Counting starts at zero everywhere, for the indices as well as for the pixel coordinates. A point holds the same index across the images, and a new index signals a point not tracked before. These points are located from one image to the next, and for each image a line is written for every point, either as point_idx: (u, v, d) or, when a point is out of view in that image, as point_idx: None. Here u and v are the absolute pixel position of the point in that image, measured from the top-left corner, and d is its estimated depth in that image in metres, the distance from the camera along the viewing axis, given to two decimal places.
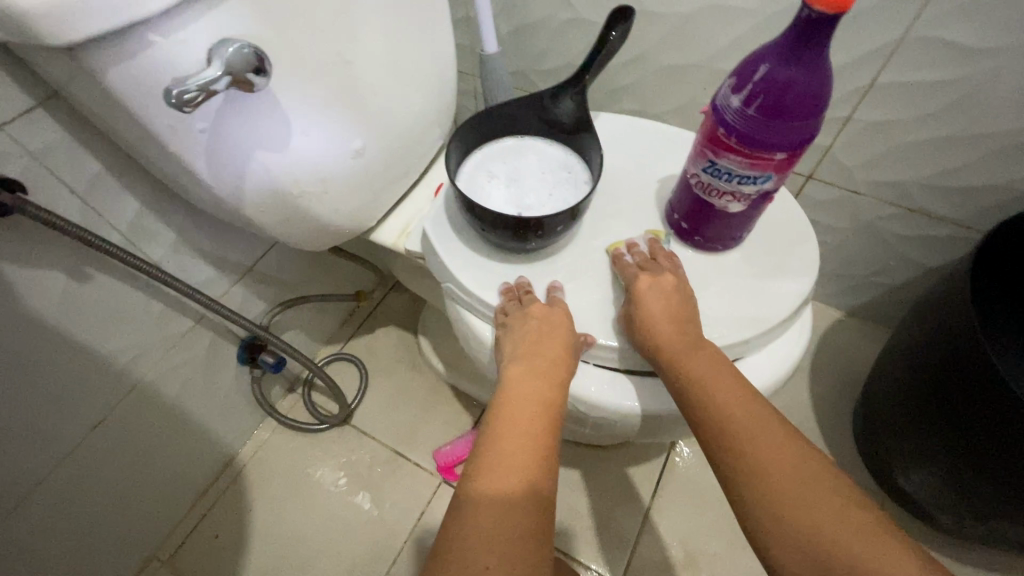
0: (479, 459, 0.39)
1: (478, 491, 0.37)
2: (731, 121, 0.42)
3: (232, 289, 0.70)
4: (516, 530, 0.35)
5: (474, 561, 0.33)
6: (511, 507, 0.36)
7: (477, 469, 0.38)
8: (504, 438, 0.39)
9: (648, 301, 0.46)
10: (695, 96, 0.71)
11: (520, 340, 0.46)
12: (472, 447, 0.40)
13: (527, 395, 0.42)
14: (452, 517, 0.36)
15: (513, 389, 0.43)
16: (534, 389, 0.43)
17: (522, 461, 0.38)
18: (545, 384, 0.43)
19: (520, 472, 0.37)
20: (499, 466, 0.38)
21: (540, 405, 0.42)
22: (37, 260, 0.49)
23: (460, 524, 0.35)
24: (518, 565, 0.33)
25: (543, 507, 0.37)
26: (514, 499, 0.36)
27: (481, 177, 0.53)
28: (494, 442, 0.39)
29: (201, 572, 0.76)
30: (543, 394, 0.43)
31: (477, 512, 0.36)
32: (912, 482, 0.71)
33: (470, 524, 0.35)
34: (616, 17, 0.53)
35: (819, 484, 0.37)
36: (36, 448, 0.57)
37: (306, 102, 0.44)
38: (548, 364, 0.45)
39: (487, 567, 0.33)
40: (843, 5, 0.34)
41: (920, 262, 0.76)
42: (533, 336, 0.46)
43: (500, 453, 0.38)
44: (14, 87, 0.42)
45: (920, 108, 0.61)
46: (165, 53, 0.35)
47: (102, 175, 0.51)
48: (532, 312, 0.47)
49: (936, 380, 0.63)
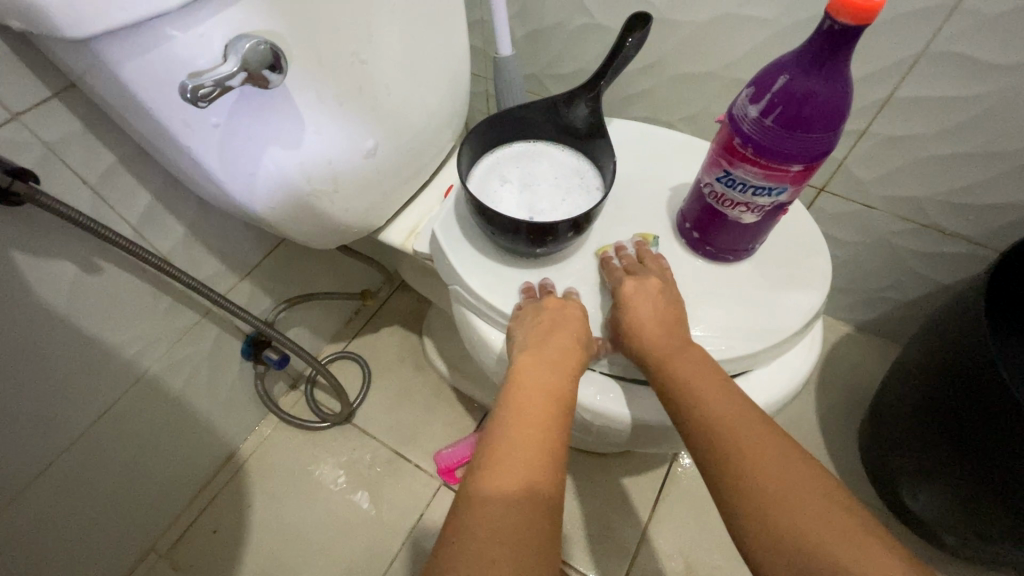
0: (486, 451, 0.38)
1: (485, 485, 0.35)
2: (748, 131, 0.41)
3: (239, 285, 0.71)
4: (522, 524, 0.34)
5: (480, 555, 0.32)
6: (519, 499, 0.35)
7: (483, 462, 0.37)
8: (511, 429, 0.39)
9: (636, 304, 0.47)
10: (709, 105, 0.70)
11: (530, 332, 0.46)
12: (480, 440, 0.39)
13: (536, 384, 0.42)
14: (456, 512, 0.35)
15: (521, 379, 0.42)
16: (545, 379, 0.42)
17: (530, 452, 0.37)
18: (556, 375, 0.43)
19: (529, 464, 0.37)
20: (507, 457, 0.37)
21: (550, 396, 0.41)
22: (47, 250, 0.49)
23: (466, 519, 0.34)
24: (525, 560, 0.32)
25: (549, 500, 0.36)
26: (522, 491, 0.35)
27: (491, 180, 0.53)
28: (501, 435, 0.38)
29: (199, 566, 0.75)
30: (553, 384, 0.42)
31: (484, 504, 0.34)
32: (917, 501, 0.70)
33: (475, 518, 0.34)
34: (633, 23, 0.52)
35: (804, 486, 0.36)
36: (40, 437, 0.57)
37: (322, 101, 0.44)
38: (559, 354, 0.44)
39: (494, 561, 0.31)
40: (867, 16, 0.33)
41: (933, 279, 0.75)
42: (544, 327, 0.46)
43: (508, 444, 0.38)
44: (33, 77, 0.42)
45: (939, 123, 0.60)
46: (182, 49, 0.35)
47: (115, 167, 0.51)
48: (545, 304, 0.48)
49: (947, 400, 0.62)
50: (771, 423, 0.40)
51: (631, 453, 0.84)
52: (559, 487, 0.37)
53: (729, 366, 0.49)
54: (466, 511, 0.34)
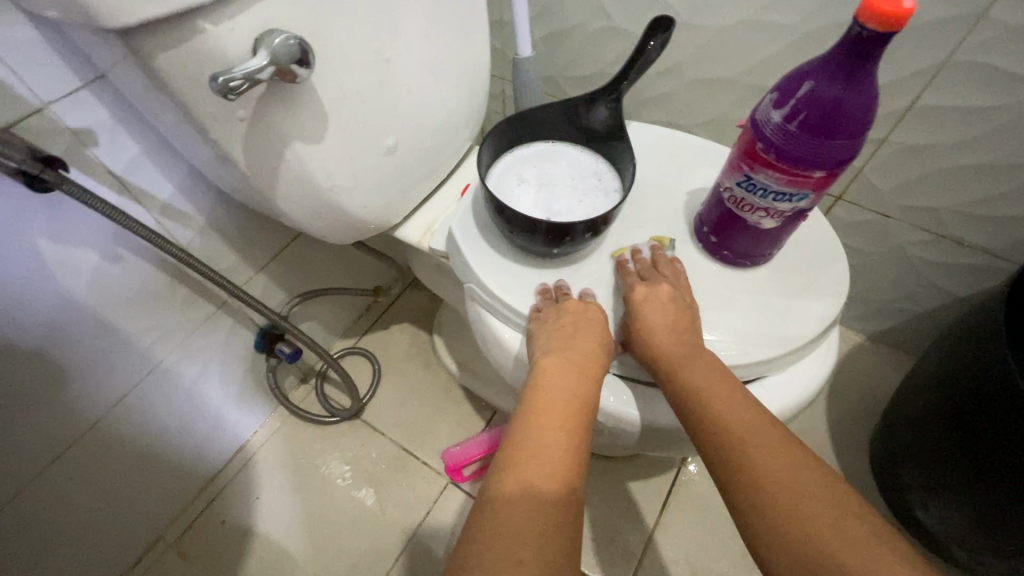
0: (509, 452, 0.38)
1: (510, 486, 0.36)
2: (770, 136, 0.41)
3: (255, 278, 0.71)
4: (548, 526, 0.34)
5: (506, 555, 0.32)
6: (544, 501, 0.35)
7: (507, 464, 0.37)
8: (534, 432, 0.39)
9: (647, 311, 0.47)
10: (727, 110, 0.70)
11: (554, 334, 0.46)
12: (502, 441, 0.40)
13: (561, 386, 0.42)
14: (479, 512, 0.35)
15: (545, 381, 0.43)
16: (568, 381, 0.42)
17: (554, 455, 0.37)
18: (580, 378, 0.43)
19: (552, 466, 0.37)
20: (530, 460, 0.37)
21: (573, 399, 0.41)
22: (71, 237, 0.50)
23: (490, 520, 0.34)
24: (551, 561, 0.32)
25: (571, 502, 0.36)
26: (547, 493, 0.35)
27: (509, 180, 0.53)
28: (524, 437, 0.39)
29: (206, 556, 0.76)
30: (576, 387, 0.42)
31: (508, 504, 0.35)
32: (929, 514, 0.69)
33: (500, 517, 0.34)
34: (655, 26, 0.52)
35: (817, 497, 0.35)
36: (57, 423, 0.57)
37: (346, 97, 0.45)
38: (582, 358, 0.44)
39: (521, 561, 0.32)
40: (897, 24, 0.33)
41: (949, 290, 0.75)
42: (568, 329, 0.46)
43: (531, 446, 0.38)
44: (65, 68, 0.43)
45: (959, 133, 0.59)
46: (213, 43, 0.36)
47: (140, 158, 0.51)
48: (567, 306, 0.48)
49: (963, 412, 0.61)
50: (784, 432, 0.39)
51: (639, 458, 0.84)
52: (583, 490, 0.37)
53: (744, 371, 0.49)
54: (489, 511, 0.35)
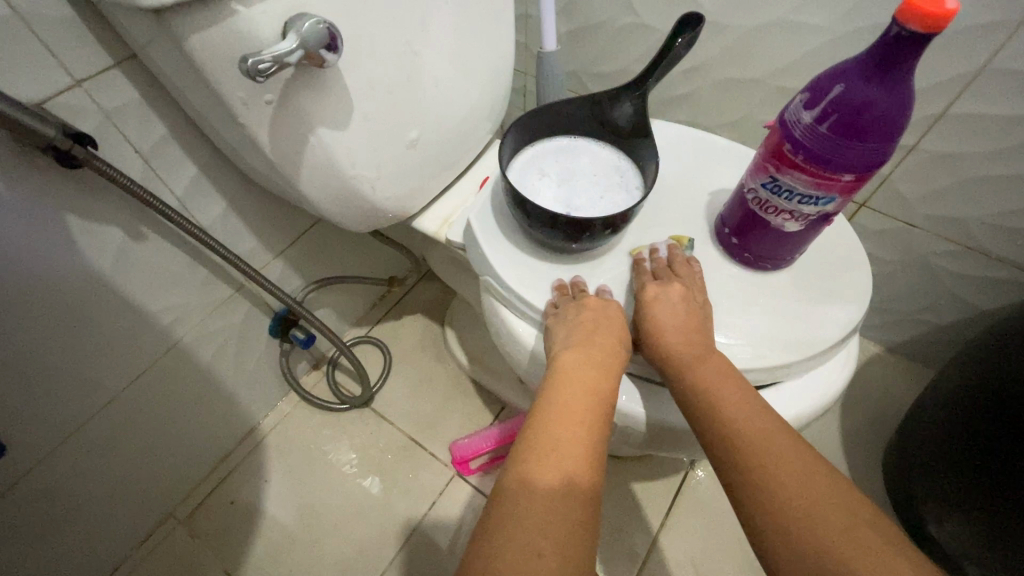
0: (528, 444, 0.38)
1: (528, 477, 0.36)
2: (799, 137, 0.40)
3: (272, 262, 0.72)
4: (568, 521, 0.34)
5: (526, 547, 0.32)
6: (560, 495, 0.35)
7: (526, 456, 0.37)
8: (553, 425, 0.39)
9: (657, 310, 0.47)
10: (752, 112, 0.69)
11: (572, 330, 0.45)
12: (521, 433, 0.40)
13: (578, 383, 0.42)
14: (497, 503, 0.35)
15: (563, 377, 0.42)
16: (585, 377, 0.42)
17: (570, 450, 0.37)
18: (597, 374, 0.43)
19: (568, 461, 0.37)
20: (549, 453, 0.37)
21: (591, 395, 0.41)
22: (96, 214, 0.51)
23: (509, 510, 0.34)
24: (571, 557, 0.32)
25: (589, 496, 0.36)
26: (564, 487, 0.35)
27: (530, 174, 0.53)
28: (544, 430, 0.38)
29: (214, 534, 0.77)
30: (594, 384, 0.42)
31: (525, 497, 0.34)
32: (942, 531, 0.67)
33: (520, 508, 0.34)
34: (684, 23, 0.51)
35: (828, 500, 0.34)
36: (77, 397, 0.58)
37: (371, 87, 0.45)
38: (600, 354, 0.44)
39: (540, 553, 0.32)
40: (939, 23, 0.32)
41: (973, 304, 0.73)
42: (586, 326, 0.46)
43: (550, 439, 0.38)
44: (97, 47, 0.44)
45: (993, 141, 0.58)
46: (245, 26, 0.36)
47: (167, 139, 0.52)
48: (586, 302, 0.48)
49: (983, 427, 0.60)
50: (795, 436, 0.39)
51: (647, 458, 0.84)
52: (601, 486, 0.37)
53: (760, 375, 0.48)
54: (507, 502, 0.35)
